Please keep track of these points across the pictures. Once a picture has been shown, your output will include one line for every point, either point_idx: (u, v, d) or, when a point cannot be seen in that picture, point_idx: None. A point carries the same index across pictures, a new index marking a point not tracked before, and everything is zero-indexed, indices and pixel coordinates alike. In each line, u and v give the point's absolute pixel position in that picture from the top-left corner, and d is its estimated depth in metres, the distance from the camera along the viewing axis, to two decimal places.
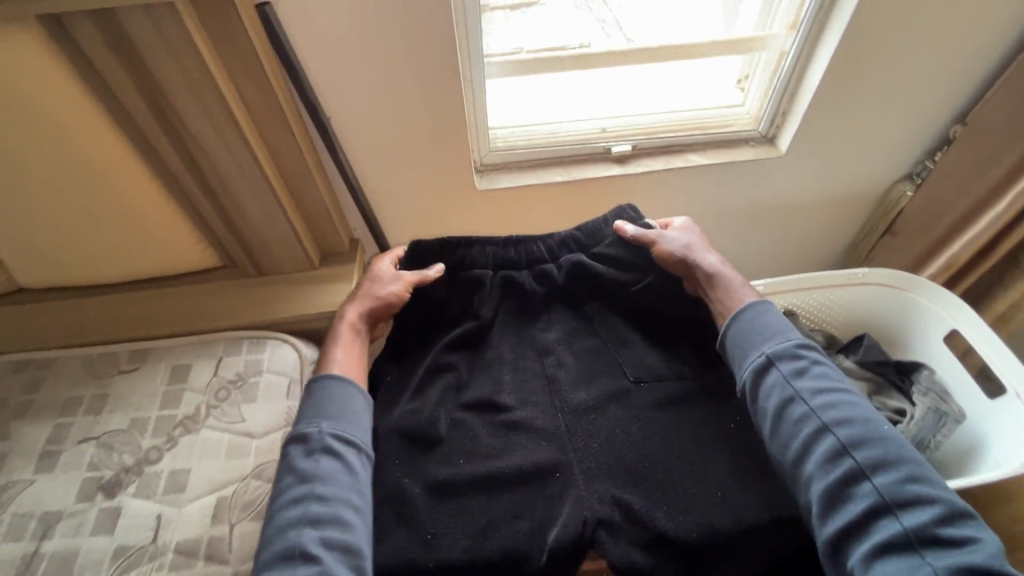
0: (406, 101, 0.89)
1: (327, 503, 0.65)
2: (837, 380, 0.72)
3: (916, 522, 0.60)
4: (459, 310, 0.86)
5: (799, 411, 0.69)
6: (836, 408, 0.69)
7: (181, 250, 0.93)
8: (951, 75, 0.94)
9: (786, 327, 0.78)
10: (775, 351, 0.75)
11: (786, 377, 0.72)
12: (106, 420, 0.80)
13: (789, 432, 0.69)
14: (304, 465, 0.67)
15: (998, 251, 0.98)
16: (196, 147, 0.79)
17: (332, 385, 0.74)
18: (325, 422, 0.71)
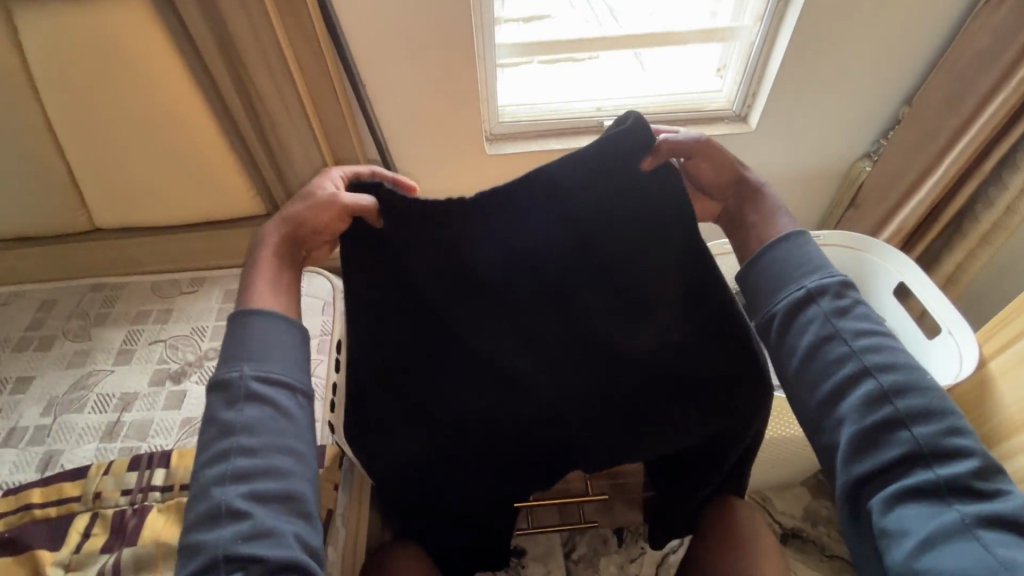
0: (429, 73, 1.06)
1: (255, 455, 0.52)
2: (883, 321, 0.59)
3: (957, 477, 0.50)
4: (421, 278, 0.65)
5: (838, 353, 0.57)
6: (881, 351, 0.57)
7: (236, 196, 1.09)
8: (897, 61, 1.09)
9: (828, 257, 0.63)
10: (818, 284, 0.60)
11: (827, 315, 0.58)
12: (172, 327, 0.96)
13: (823, 375, 0.58)
14: (226, 416, 0.54)
15: (942, 217, 1.12)
16: (259, 103, 0.96)
17: (257, 323, 0.59)
18: (245, 364, 0.56)
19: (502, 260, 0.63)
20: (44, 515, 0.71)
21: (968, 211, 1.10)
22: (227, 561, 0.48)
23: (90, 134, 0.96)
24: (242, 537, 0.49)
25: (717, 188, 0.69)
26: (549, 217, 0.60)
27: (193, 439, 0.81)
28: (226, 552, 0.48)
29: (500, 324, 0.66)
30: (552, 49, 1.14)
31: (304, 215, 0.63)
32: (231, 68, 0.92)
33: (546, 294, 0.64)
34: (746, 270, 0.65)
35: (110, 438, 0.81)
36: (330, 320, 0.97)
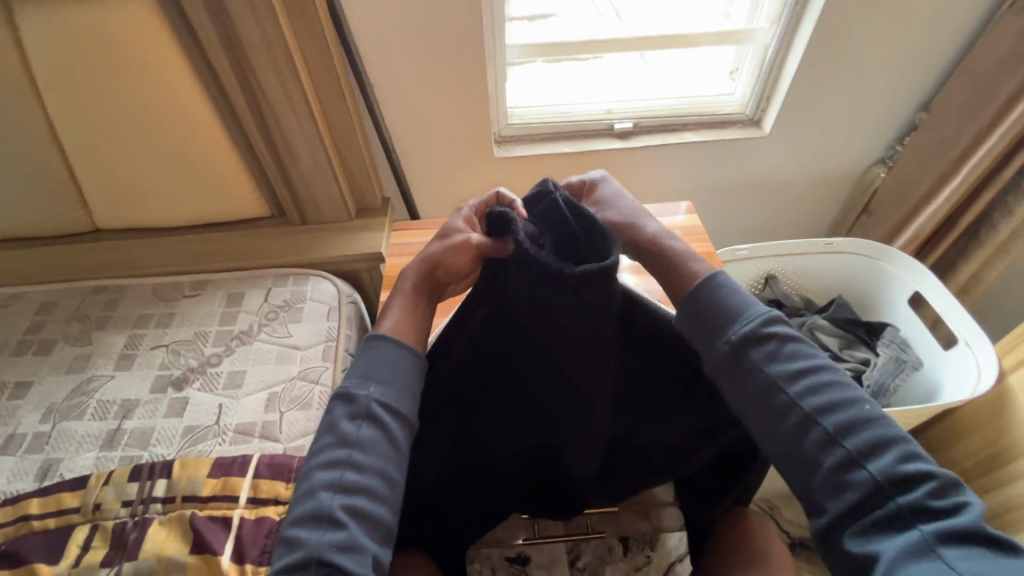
0: (437, 71, 1.03)
1: (361, 472, 0.54)
2: (813, 356, 0.57)
3: (918, 503, 0.47)
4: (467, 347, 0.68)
5: (781, 401, 0.55)
6: (818, 390, 0.54)
7: (240, 198, 1.07)
8: (915, 66, 1.07)
9: (748, 299, 0.61)
10: (745, 331, 0.58)
11: (760, 362, 0.56)
12: (174, 332, 0.94)
13: (773, 425, 0.55)
14: (346, 427, 0.56)
15: (959, 224, 1.10)
16: (264, 99, 0.93)
17: (382, 348, 0.62)
18: (374, 386, 0.59)
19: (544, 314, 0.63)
20: (42, 526, 0.69)
21: (985, 220, 1.08)
22: (322, 563, 0.49)
23: (93, 133, 0.95)
24: (336, 547, 0.50)
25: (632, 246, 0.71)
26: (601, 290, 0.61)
27: (195, 448, 0.79)
28: (320, 560, 0.49)
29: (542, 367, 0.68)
30: (562, 49, 1.12)
31: (447, 255, 0.68)
32: (236, 65, 0.89)
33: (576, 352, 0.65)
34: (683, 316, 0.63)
35: (111, 447, 0.79)
36: (336, 324, 0.95)
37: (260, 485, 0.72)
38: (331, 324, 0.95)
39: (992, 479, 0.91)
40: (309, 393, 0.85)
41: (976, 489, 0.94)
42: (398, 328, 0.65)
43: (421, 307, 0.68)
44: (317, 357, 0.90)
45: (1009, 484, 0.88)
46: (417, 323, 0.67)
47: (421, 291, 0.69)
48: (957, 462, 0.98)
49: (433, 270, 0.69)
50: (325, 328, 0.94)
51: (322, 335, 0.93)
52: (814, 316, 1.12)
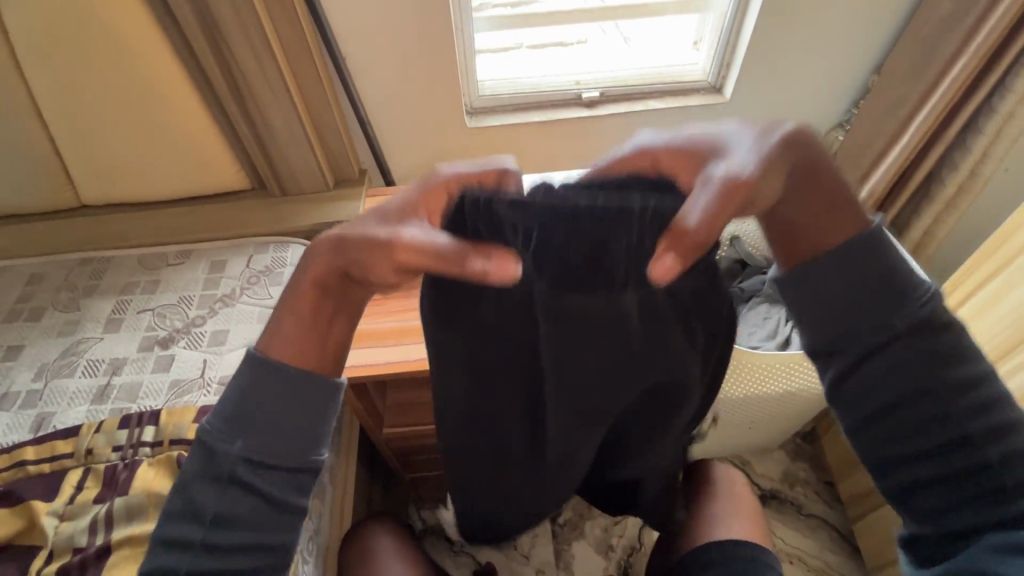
0: (407, 44, 1.07)
1: (222, 556, 0.49)
2: (981, 359, 0.52)
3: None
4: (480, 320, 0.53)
5: (930, 413, 0.51)
6: (986, 411, 0.51)
7: (221, 170, 1.11)
8: (866, 30, 1.12)
9: (909, 272, 0.50)
10: (922, 315, 0.50)
11: (929, 367, 0.50)
12: (160, 297, 0.98)
13: (917, 437, 0.52)
14: (203, 502, 0.49)
15: (910, 182, 1.15)
16: (240, 75, 0.96)
17: (264, 389, 0.50)
18: (240, 444, 0.50)
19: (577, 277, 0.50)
20: (37, 470, 0.74)
21: (935, 177, 1.13)
22: None
23: (74, 110, 0.98)
24: None
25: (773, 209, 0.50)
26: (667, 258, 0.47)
27: (182, 399, 0.83)
28: None
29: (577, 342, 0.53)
30: (528, 20, 1.15)
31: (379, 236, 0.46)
32: (212, 40, 0.92)
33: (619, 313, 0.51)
34: (786, 285, 0.52)
35: (101, 400, 0.84)
36: None
37: None
38: None
39: None
40: None
41: None
42: (286, 335, 0.51)
43: (322, 309, 0.52)
44: None
45: None
46: (317, 337, 0.52)
47: (321, 292, 0.51)
48: None
49: (344, 263, 0.49)
50: None
51: None
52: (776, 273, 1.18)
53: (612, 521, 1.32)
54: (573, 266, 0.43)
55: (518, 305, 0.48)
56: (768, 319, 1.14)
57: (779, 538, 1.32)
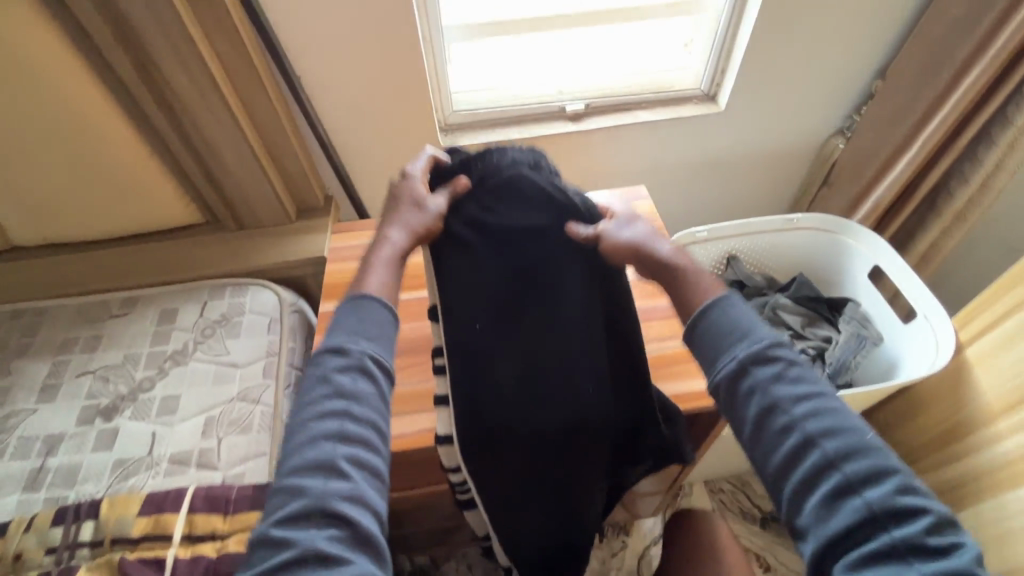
0: (370, 58, 0.94)
1: (361, 426, 0.49)
2: (816, 379, 0.51)
3: (941, 516, 0.44)
4: (513, 274, 0.58)
5: (779, 425, 0.48)
6: (832, 426, 0.47)
7: (167, 202, 0.99)
8: (867, 35, 1.04)
9: (758, 317, 0.54)
10: (751, 351, 0.51)
11: (809, 379, 0.50)
12: (102, 356, 0.88)
13: (766, 449, 0.49)
14: (341, 379, 0.51)
15: (917, 193, 1.08)
16: (178, 103, 0.85)
17: (361, 308, 0.54)
18: (368, 340, 0.53)
19: (545, 253, 0.59)
20: None
21: (943, 190, 1.07)
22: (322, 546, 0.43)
23: None
24: (346, 501, 0.46)
25: (621, 257, 0.59)
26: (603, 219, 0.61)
27: (126, 484, 0.74)
28: (313, 557, 0.43)
29: (556, 294, 0.59)
30: (505, 29, 1.03)
31: (404, 201, 0.60)
32: (141, 66, 0.81)
33: (565, 259, 0.59)
34: None
35: (34, 488, 0.74)
36: (278, 338, 0.89)
37: (195, 521, 0.68)
38: (273, 339, 0.89)
39: (951, 451, 0.91)
40: (249, 414, 0.80)
41: (940, 460, 0.94)
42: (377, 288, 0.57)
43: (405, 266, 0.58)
44: (258, 375, 0.84)
45: (971, 455, 0.87)
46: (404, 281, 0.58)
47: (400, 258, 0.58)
48: (919, 434, 0.98)
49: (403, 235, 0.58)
50: (266, 343, 0.89)
51: (262, 351, 0.87)
52: (778, 295, 1.12)
53: (611, 554, 1.27)
54: (547, 200, 0.58)
55: (515, 263, 0.58)
56: None
57: (782, 562, 1.28)
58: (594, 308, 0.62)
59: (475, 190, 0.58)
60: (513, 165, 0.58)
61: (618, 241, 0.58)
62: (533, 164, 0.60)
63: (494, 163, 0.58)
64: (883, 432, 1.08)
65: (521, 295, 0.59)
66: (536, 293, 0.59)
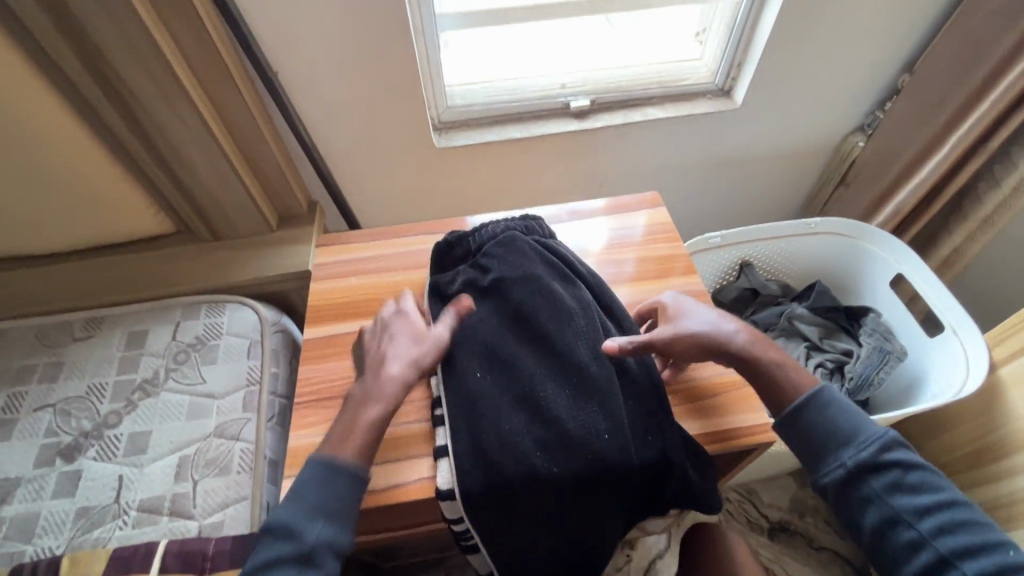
0: (356, 52, 0.84)
1: None
2: (941, 489, 0.57)
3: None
4: (509, 313, 0.68)
5: (906, 538, 0.56)
6: (967, 547, 0.53)
7: (132, 213, 0.89)
8: (897, 25, 0.96)
9: (863, 418, 0.61)
10: (860, 458, 0.58)
11: (937, 498, 0.56)
12: (62, 387, 0.79)
13: (897, 559, 0.56)
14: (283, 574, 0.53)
15: (942, 196, 1.02)
16: (139, 107, 0.75)
17: (318, 477, 0.57)
18: (320, 527, 0.55)
19: (529, 286, 0.68)
20: None
21: (970, 194, 1.01)
22: None
23: None
24: None
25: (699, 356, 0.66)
26: (587, 274, 0.73)
27: (91, 536, 0.66)
28: None
29: (540, 318, 0.66)
30: (506, 17, 0.93)
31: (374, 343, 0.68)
32: (93, 65, 0.71)
33: (545, 288, 0.68)
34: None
35: None
36: (259, 363, 0.81)
37: None
38: (253, 364, 0.81)
39: (977, 474, 0.87)
40: (228, 453, 0.73)
41: (965, 482, 0.89)
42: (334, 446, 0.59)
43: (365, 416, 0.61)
44: (238, 407, 0.77)
45: (1000, 481, 0.83)
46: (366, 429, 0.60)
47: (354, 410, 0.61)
48: (943, 453, 0.93)
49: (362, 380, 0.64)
50: (246, 369, 0.81)
51: (242, 378, 0.80)
52: (794, 305, 1.06)
53: None
54: (528, 250, 0.72)
55: (507, 304, 0.68)
56: None
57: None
58: (578, 342, 0.65)
59: (475, 252, 0.75)
60: (507, 232, 0.75)
61: (692, 343, 0.66)
62: (518, 226, 0.77)
63: (487, 232, 0.76)
64: None
65: (516, 329, 0.67)
66: (526, 323, 0.67)
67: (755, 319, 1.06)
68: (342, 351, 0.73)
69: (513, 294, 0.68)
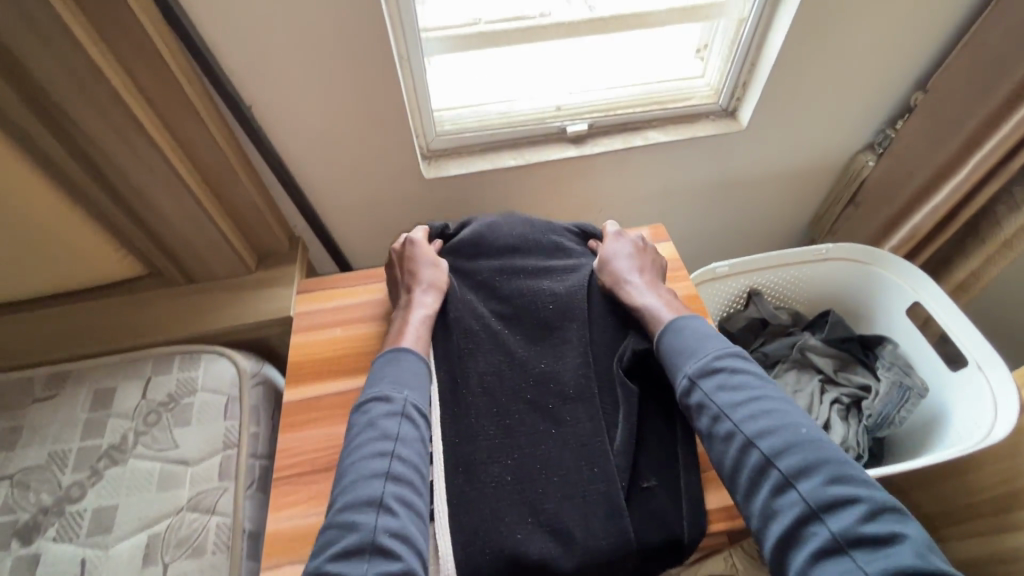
0: (336, 82, 0.78)
1: (403, 471, 0.57)
2: (758, 386, 0.61)
3: (876, 505, 0.51)
4: (491, 244, 0.76)
5: (724, 429, 0.59)
6: (771, 432, 0.56)
7: (96, 259, 0.82)
8: (910, 41, 0.91)
9: (703, 334, 0.66)
10: (697, 367, 0.63)
11: (749, 390, 0.60)
12: (20, 455, 0.73)
13: (718, 452, 0.59)
14: (388, 425, 0.60)
15: (959, 219, 0.97)
16: (96, 152, 0.69)
17: (395, 357, 0.66)
18: (410, 391, 0.63)
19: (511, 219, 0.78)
20: None
21: (987, 217, 0.96)
22: (377, 547, 0.52)
23: None
24: (390, 535, 0.53)
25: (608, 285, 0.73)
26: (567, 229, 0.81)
27: None
28: (373, 546, 0.52)
29: (515, 249, 0.76)
30: (497, 41, 0.88)
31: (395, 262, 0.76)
32: (43, 107, 0.65)
33: (520, 224, 0.78)
34: None
35: None
36: (237, 425, 0.75)
37: None
38: (231, 426, 0.75)
39: (1003, 520, 0.82)
40: (201, 530, 0.67)
41: (988, 527, 0.84)
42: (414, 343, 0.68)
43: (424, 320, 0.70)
44: (213, 475, 0.71)
45: None
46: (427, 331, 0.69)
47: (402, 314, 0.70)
48: (966, 495, 0.88)
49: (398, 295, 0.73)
50: (223, 432, 0.74)
51: (218, 443, 0.73)
52: (807, 335, 1.00)
53: None
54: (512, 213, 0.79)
55: (497, 231, 0.77)
56: (798, 392, 0.95)
57: None
58: (546, 270, 0.74)
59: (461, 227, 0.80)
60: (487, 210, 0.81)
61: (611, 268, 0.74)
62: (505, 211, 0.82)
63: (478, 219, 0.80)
64: (918, 485, 0.98)
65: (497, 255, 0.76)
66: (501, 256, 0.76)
67: (766, 350, 1.00)
68: (325, 415, 0.67)
69: (495, 230, 0.77)
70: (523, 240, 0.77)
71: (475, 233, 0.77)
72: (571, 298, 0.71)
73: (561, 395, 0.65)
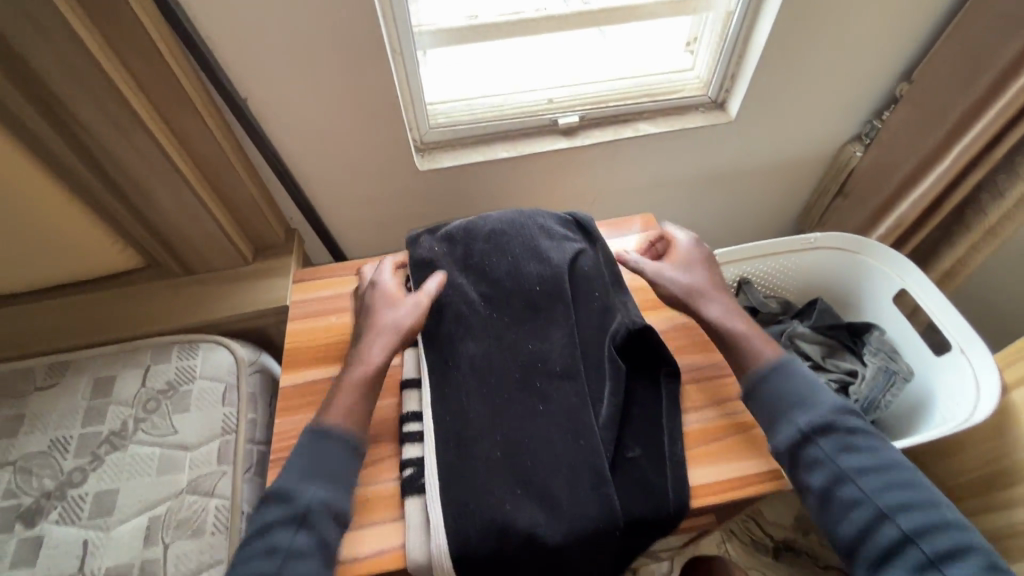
0: (330, 75, 0.79)
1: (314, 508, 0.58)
2: (861, 432, 0.63)
3: (989, 558, 0.55)
4: (481, 232, 0.77)
5: (826, 476, 0.61)
6: (878, 482, 0.59)
7: (95, 251, 0.83)
8: (895, 32, 0.92)
9: (798, 374, 0.66)
10: (798, 413, 0.64)
11: (852, 437, 0.62)
12: (23, 442, 0.74)
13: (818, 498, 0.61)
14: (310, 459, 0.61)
15: (944, 208, 0.99)
16: (94, 144, 0.70)
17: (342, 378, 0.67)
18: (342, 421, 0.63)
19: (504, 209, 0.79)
20: None
21: (972, 205, 0.98)
22: None
23: None
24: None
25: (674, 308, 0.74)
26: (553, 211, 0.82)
27: None
28: None
29: (503, 232, 0.76)
30: (489, 34, 0.89)
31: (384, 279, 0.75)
32: (42, 101, 0.66)
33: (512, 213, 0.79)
34: None
35: None
36: (235, 411, 0.76)
37: None
38: (229, 412, 0.76)
39: (986, 500, 0.83)
40: (201, 512, 0.69)
41: (973, 508, 0.86)
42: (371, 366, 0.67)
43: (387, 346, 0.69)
44: (212, 459, 0.72)
45: (1010, 508, 0.80)
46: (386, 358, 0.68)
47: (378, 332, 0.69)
48: (951, 476, 0.90)
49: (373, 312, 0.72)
50: (221, 418, 0.76)
51: (217, 428, 0.75)
52: (795, 323, 1.02)
53: None
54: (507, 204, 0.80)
55: (488, 221, 0.78)
56: None
57: None
58: (535, 253, 0.75)
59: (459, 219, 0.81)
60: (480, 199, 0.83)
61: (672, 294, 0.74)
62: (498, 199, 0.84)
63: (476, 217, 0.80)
64: None
65: (485, 239, 0.76)
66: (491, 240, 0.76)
67: None
68: (321, 400, 0.69)
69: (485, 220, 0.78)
70: (514, 227, 0.77)
71: (468, 221, 0.78)
72: (558, 279, 0.72)
73: (548, 376, 0.66)
